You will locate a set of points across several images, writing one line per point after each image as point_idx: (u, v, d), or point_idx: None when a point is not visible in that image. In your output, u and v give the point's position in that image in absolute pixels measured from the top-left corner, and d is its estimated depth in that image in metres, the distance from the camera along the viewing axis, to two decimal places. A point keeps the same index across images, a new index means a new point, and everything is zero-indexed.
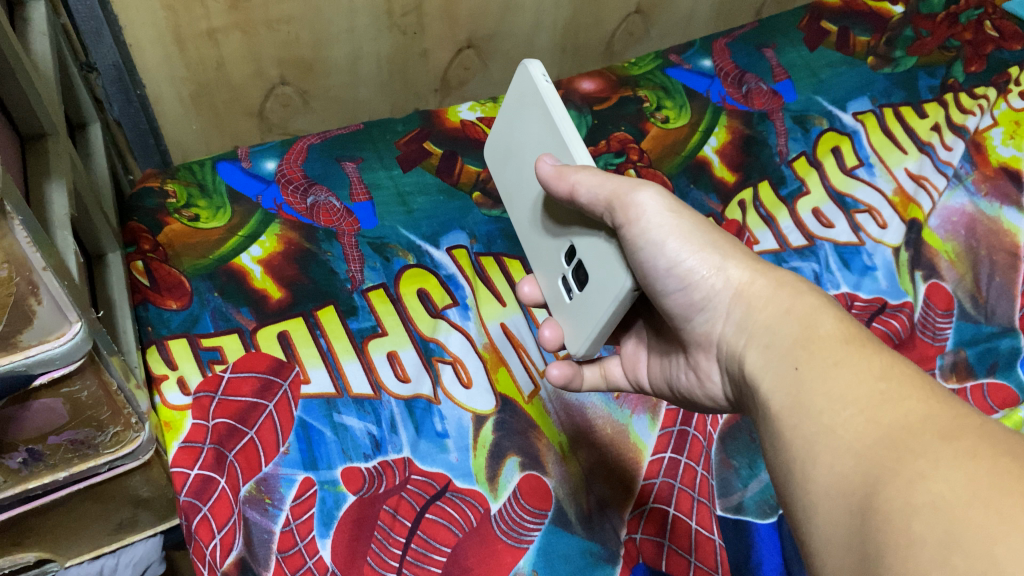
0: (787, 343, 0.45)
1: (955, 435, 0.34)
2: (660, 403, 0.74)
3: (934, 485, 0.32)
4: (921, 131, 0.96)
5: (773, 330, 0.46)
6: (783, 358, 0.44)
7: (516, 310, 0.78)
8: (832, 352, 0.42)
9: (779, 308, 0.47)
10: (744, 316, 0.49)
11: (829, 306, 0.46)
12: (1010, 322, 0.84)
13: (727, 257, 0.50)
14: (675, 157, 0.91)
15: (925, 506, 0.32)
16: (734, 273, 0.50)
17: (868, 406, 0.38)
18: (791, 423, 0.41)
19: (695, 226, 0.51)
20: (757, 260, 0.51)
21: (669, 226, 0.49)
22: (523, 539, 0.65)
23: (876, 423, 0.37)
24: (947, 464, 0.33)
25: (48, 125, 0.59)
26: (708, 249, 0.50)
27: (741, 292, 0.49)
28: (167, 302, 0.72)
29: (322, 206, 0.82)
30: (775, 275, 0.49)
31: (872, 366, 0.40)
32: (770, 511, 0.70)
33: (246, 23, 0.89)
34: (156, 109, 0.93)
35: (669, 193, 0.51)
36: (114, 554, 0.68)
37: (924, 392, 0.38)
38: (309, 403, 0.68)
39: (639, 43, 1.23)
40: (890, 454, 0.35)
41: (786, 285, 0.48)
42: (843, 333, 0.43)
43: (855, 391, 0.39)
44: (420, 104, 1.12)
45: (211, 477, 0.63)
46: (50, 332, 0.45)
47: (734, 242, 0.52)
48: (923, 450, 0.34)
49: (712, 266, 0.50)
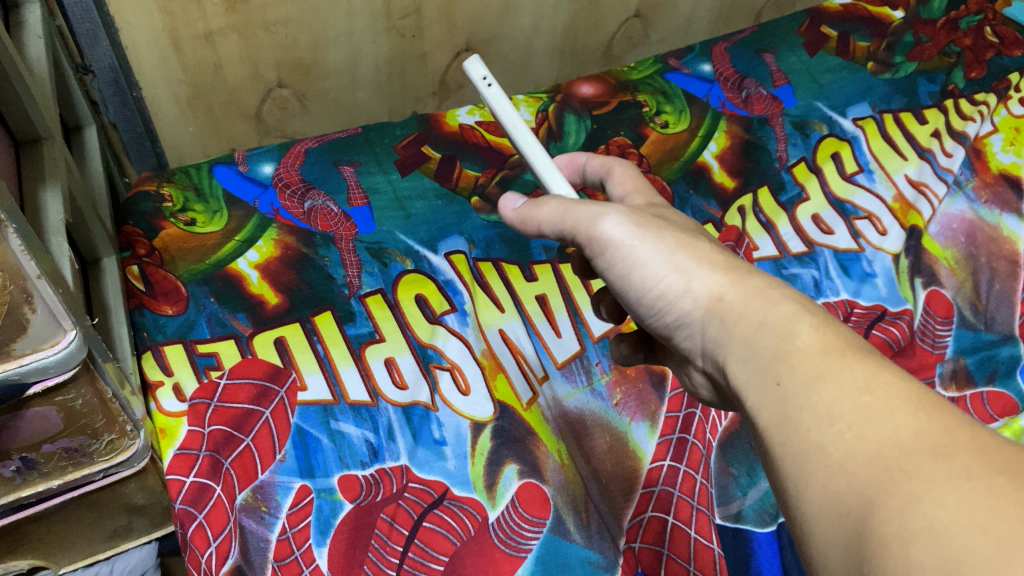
0: (761, 362, 0.38)
1: (949, 452, 0.31)
2: (659, 410, 0.74)
3: (930, 508, 0.29)
4: (921, 137, 0.96)
5: (746, 348, 0.39)
6: (756, 376, 0.38)
7: (515, 317, 0.77)
8: (813, 364, 0.36)
9: (751, 321, 0.40)
10: (716, 336, 0.41)
11: (806, 315, 0.39)
12: (1010, 330, 0.84)
13: (697, 267, 0.43)
14: (675, 162, 0.91)
15: (922, 531, 0.29)
16: (703, 286, 0.42)
17: (856, 421, 0.34)
18: (778, 439, 0.36)
19: (661, 241, 0.44)
20: (733, 268, 0.43)
21: (629, 248, 0.44)
22: (522, 548, 0.65)
23: (864, 440, 0.33)
24: (943, 485, 0.30)
25: (43, 129, 0.58)
26: (672, 264, 0.44)
27: (712, 309, 0.42)
28: (163, 307, 0.71)
29: (320, 211, 0.82)
30: (752, 284, 0.42)
31: (855, 377, 0.35)
32: (769, 519, 0.70)
33: (243, 25, 0.88)
34: (151, 111, 0.92)
35: (636, 210, 0.46)
36: (108, 561, 0.67)
37: (911, 403, 0.34)
38: (306, 410, 0.67)
39: (639, 47, 1.22)
40: (882, 474, 0.31)
41: (761, 296, 0.41)
42: (821, 343, 0.37)
43: (840, 404, 0.34)
44: (419, 107, 1.11)
45: (206, 485, 0.62)
46: (44, 340, 0.44)
47: (708, 249, 0.44)
48: (917, 469, 0.31)
49: (677, 283, 0.43)
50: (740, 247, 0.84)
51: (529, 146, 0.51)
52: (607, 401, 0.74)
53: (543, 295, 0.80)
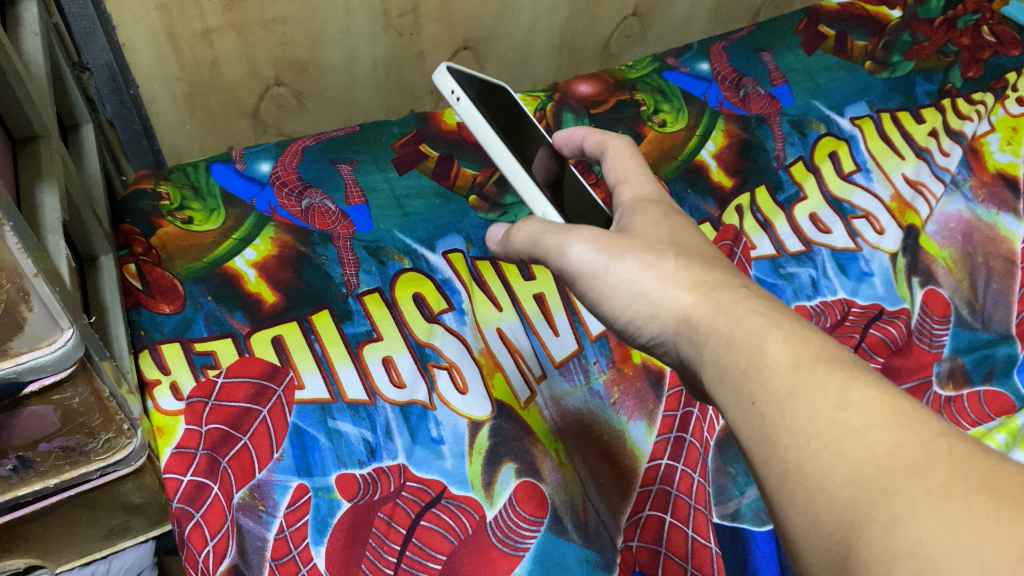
0: (734, 380, 0.38)
1: (926, 471, 0.30)
2: (656, 410, 0.74)
3: (913, 530, 0.29)
4: (919, 136, 0.96)
5: (716, 368, 0.39)
6: (732, 395, 0.38)
7: (513, 315, 0.77)
8: (784, 381, 0.36)
9: (720, 340, 0.40)
10: (690, 354, 0.42)
11: (775, 327, 0.38)
12: (1007, 329, 0.84)
13: (661, 287, 0.44)
14: (673, 161, 0.91)
15: (905, 554, 0.29)
16: (669, 308, 0.43)
17: (832, 439, 0.33)
18: (760, 459, 0.36)
19: (626, 265, 0.46)
20: (700, 283, 0.43)
21: (600, 274, 0.47)
22: (519, 547, 0.64)
23: (843, 459, 0.32)
24: (924, 507, 0.29)
25: (41, 126, 0.58)
26: (637, 287, 0.45)
27: (680, 330, 0.43)
28: (160, 305, 0.71)
29: (317, 209, 0.81)
30: (717, 300, 0.42)
31: (828, 392, 0.35)
32: (767, 518, 0.70)
33: (241, 24, 0.88)
34: (149, 109, 0.92)
35: (605, 235, 0.47)
36: (105, 560, 0.66)
37: (886, 417, 0.33)
38: (303, 409, 0.67)
39: (637, 45, 1.22)
40: (862, 495, 0.31)
41: (726, 310, 0.41)
42: (791, 356, 0.37)
43: (815, 423, 0.34)
44: (416, 106, 1.11)
45: (204, 484, 0.62)
46: (41, 339, 0.44)
47: (674, 265, 0.45)
48: (897, 489, 0.30)
49: (644, 307, 0.44)
50: (738, 246, 0.84)
51: (498, 159, 0.54)
52: (604, 399, 0.74)
53: (541, 294, 0.80)
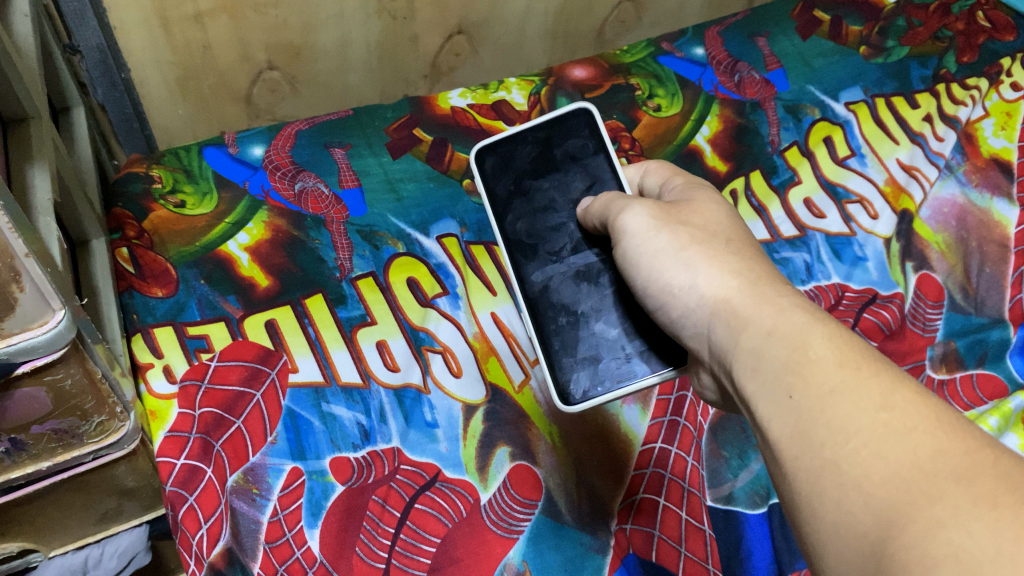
0: (772, 371, 0.41)
1: (972, 478, 0.32)
2: (650, 393, 0.74)
3: (955, 535, 0.30)
4: (913, 121, 0.96)
5: (753, 357, 0.42)
6: (768, 386, 0.41)
7: (507, 300, 0.77)
8: (827, 378, 0.38)
9: (760, 330, 0.42)
10: (723, 339, 0.45)
11: (819, 324, 0.41)
12: (1000, 313, 0.84)
13: (705, 265, 0.46)
14: (666, 146, 0.91)
15: (947, 558, 0.30)
16: (712, 286, 0.46)
17: (872, 439, 0.35)
18: (790, 453, 0.38)
19: (674, 235, 0.48)
20: (746, 270, 0.46)
21: (646, 242, 0.49)
22: (514, 530, 0.65)
23: (883, 459, 0.35)
24: (967, 512, 0.31)
25: (31, 107, 0.57)
26: (683, 258, 0.47)
27: (718, 308, 0.45)
28: (152, 289, 0.71)
29: (310, 193, 0.81)
30: (760, 291, 0.44)
31: (871, 394, 0.37)
32: (760, 501, 0.70)
33: (233, 7, 0.87)
34: (141, 93, 0.91)
35: (662, 207, 0.51)
36: (99, 544, 0.66)
37: (931, 422, 0.35)
38: (297, 393, 0.67)
39: (631, 30, 1.22)
40: (903, 497, 0.33)
41: (766, 301, 0.43)
42: (836, 353, 0.39)
43: (857, 422, 0.36)
44: (410, 91, 1.11)
45: (197, 467, 0.62)
46: (32, 320, 0.44)
47: (723, 249, 0.47)
48: (938, 493, 0.32)
49: (685, 278, 0.47)
50: None
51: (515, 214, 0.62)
52: None
53: None
